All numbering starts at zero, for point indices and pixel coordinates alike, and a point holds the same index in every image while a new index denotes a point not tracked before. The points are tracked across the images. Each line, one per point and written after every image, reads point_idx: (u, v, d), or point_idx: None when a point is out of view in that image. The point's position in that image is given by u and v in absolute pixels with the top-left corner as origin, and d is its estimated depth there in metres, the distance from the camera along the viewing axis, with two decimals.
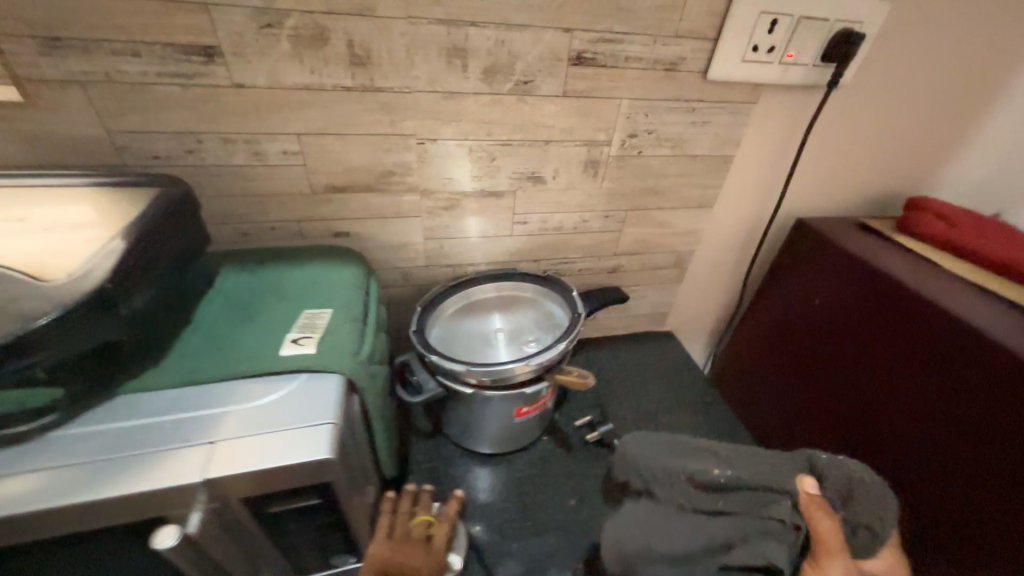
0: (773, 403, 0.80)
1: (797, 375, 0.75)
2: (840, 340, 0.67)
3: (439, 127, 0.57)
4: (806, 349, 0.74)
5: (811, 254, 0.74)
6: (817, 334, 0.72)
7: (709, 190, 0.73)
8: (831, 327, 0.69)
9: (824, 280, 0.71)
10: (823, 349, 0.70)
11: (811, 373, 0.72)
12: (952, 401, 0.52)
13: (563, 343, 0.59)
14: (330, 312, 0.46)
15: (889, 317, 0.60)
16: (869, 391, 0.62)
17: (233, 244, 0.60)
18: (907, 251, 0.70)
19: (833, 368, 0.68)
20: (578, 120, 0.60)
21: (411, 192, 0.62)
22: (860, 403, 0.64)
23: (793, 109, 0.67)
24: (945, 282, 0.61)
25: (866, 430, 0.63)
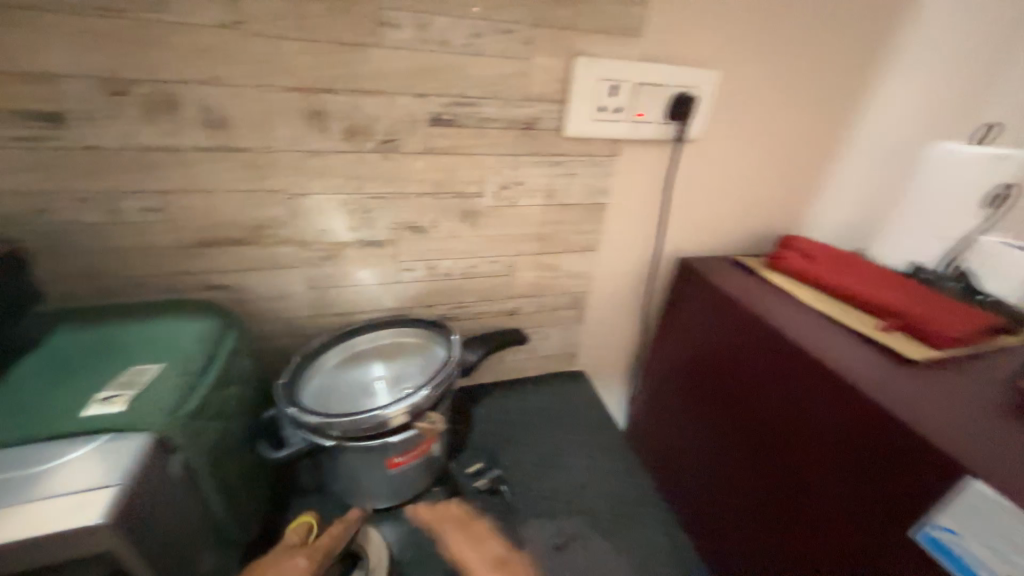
0: (681, 442, 0.82)
1: (698, 415, 0.78)
2: (729, 381, 0.71)
3: (306, 183, 0.60)
4: (703, 389, 0.77)
5: (700, 297, 0.79)
6: (710, 375, 0.75)
7: (590, 234, 0.78)
8: (722, 368, 0.72)
9: (714, 324, 0.75)
10: (716, 389, 0.73)
11: (708, 413, 0.75)
12: (826, 440, 0.54)
13: (427, 388, 0.58)
14: (159, 367, 0.45)
15: (765, 360, 0.64)
16: (755, 431, 0.65)
17: (94, 300, 0.59)
18: (780, 288, 0.75)
19: (726, 408, 0.71)
20: (446, 174, 0.65)
21: (286, 245, 0.63)
22: (747, 442, 0.67)
23: (654, 160, 0.74)
24: (814, 322, 0.66)
25: (754, 469, 0.65)
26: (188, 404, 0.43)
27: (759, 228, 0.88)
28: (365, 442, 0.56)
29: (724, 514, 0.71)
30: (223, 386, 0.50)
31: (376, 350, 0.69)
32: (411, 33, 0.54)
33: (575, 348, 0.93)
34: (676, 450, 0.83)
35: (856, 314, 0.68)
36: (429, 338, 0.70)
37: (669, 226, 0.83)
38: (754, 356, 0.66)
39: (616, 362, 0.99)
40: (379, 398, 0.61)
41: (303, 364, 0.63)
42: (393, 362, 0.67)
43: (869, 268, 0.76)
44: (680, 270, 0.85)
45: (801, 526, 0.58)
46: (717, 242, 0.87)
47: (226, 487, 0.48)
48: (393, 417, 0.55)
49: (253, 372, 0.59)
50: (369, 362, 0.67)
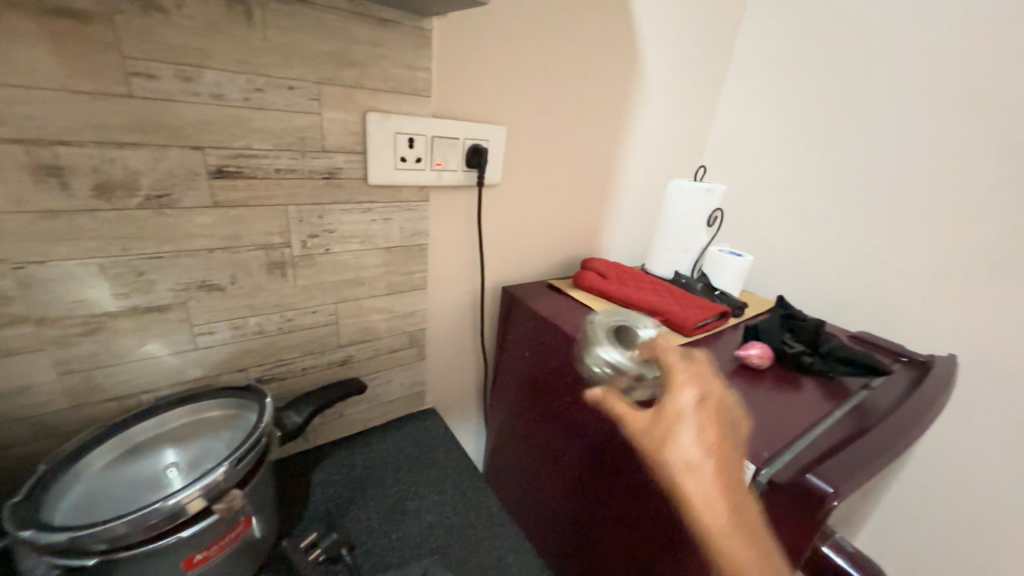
0: (531, 460, 0.87)
1: (540, 430, 0.84)
2: (557, 394, 0.79)
3: (44, 248, 0.50)
4: (540, 406, 0.84)
5: (521, 320, 0.88)
6: (543, 391, 0.82)
7: (415, 274, 0.81)
8: (549, 384, 0.80)
9: (534, 342, 0.84)
10: (548, 404, 0.81)
11: (546, 427, 0.82)
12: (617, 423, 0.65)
13: (226, 463, 0.51)
14: None
15: (577, 371, 0.73)
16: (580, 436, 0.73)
17: None
18: (581, 304, 0.89)
19: (558, 420, 0.79)
20: (241, 226, 0.61)
21: (17, 324, 0.51)
22: (576, 448, 0.74)
23: (464, 203, 0.82)
24: (602, 327, 0.80)
25: (584, 471, 0.73)
26: None
27: (567, 254, 1.04)
28: (144, 546, 0.46)
29: (571, 519, 0.77)
30: None
31: (168, 434, 0.59)
32: (173, 85, 0.51)
33: (421, 386, 0.93)
34: (530, 469, 0.88)
35: (636, 317, 0.84)
36: (238, 408, 0.63)
37: (489, 258, 0.91)
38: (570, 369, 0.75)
39: (465, 392, 1.02)
40: (168, 490, 0.52)
41: (53, 471, 0.50)
42: (191, 443, 0.58)
43: (643, 278, 0.95)
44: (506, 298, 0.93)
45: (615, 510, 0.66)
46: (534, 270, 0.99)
47: None
48: (180, 507, 0.47)
49: None
50: (156, 451, 0.57)
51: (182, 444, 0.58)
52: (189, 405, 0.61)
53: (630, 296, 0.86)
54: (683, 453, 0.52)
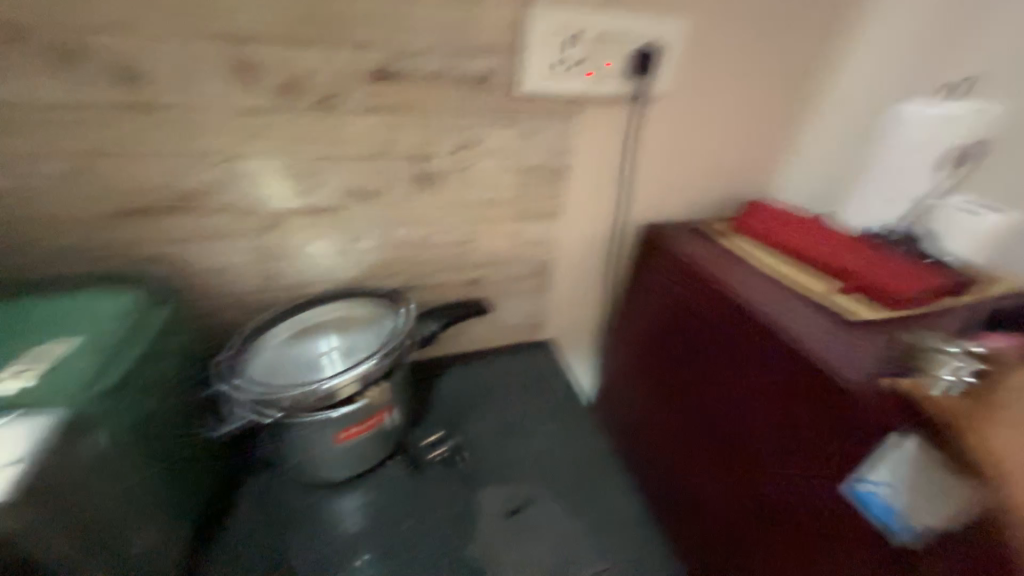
0: (650, 414, 0.81)
1: (665, 386, 0.76)
2: (693, 353, 0.69)
3: (240, 143, 0.55)
4: (668, 362, 0.75)
5: (659, 264, 0.78)
6: (675, 346, 0.73)
7: (553, 200, 0.75)
8: (684, 340, 0.70)
9: (669, 290, 0.74)
10: (680, 361, 0.72)
11: (673, 385, 0.74)
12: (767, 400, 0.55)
13: (370, 360, 0.55)
14: (76, 342, 0.43)
15: (726, 332, 0.62)
16: (718, 405, 0.63)
17: (18, 274, 0.55)
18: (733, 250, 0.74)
19: (690, 381, 0.69)
20: (394, 133, 0.61)
21: (224, 212, 0.59)
22: (711, 415, 0.65)
23: (617, 121, 0.71)
24: (762, 281, 0.65)
25: (719, 442, 0.64)
26: (101, 380, 0.41)
27: (729, 192, 0.86)
28: (308, 414, 0.54)
29: (692, 482, 0.71)
30: (153, 363, 0.48)
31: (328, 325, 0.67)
32: None
33: (544, 318, 0.91)
34: (647, 423, 0.82)
35: (816, 276, 0.67)
36: (383, 311, 0.68)
37: (635, 189, 0.80)
38: (716, 328, 0.64)
39: (586, 331, 0.98)
40: (326, 372, 0.59)
41: (248, 339, 0.61)
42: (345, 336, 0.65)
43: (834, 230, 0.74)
44: (648, 237, 0.82)
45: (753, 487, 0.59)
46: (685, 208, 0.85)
47: (155, 464, 0.47)
48: (334, 390, 0.53)
49: (194, 348, 0.57)
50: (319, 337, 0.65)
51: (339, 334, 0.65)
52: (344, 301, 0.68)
53: (808, 251, 0.69)
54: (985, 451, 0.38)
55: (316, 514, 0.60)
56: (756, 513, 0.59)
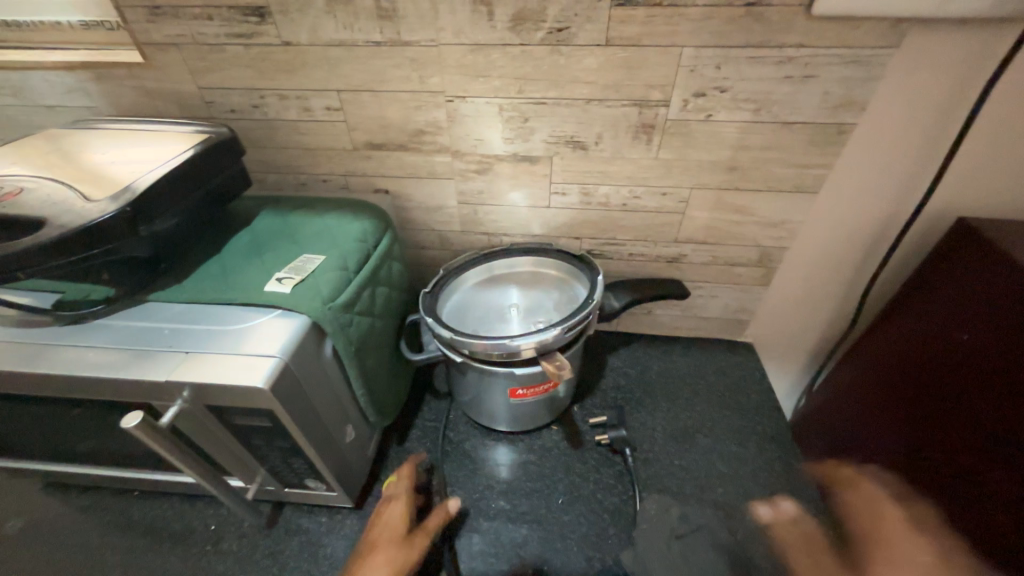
0: (867, 451, 0.62)
1: (909, 427, 0.56)
2: (986, 399, 0.47)
3: (467, 83, 0.54)
4: (929, 398, 0.54)
5: (966, 267, 0.53)
6: (951, 382, 0.51)
7: (810, 170, 0.56)
8: (977, 378, 0.48)
9: (974, 302, 0.51)
10: (952, 403, 0.50)
11: (927, 430, 0.53)
12: None
13: (558, 328, 0.52)
14: (322, 258, 0.49)
15: None
16: (1005, 481, 0.43)
17: (293, 192, 0.68)
18: None
19: (962, 433, 0.48)
20: (624, 74, 0.51)
21: (442, 153, 0.61)
22: (988, 483, 0.44)
23: (960, 57, 0.47)
24: None
25: (985, 522, 0.44)
26: (338, 296, 0.46)
27: None
28: (492, 367, 0.54)
29: None
30: (373, 287, 0.52)
31: (514, 277, 0.66)
32: None
33: (748, 316, 0.75)
34: (855, 460, 0.63)
35: None
36: (571, 274, 0.63)
37: (954, 165, 0.54)
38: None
39: (800, 342, 0.77)
40: (511, 327, 0.58)
41: (446, 277, 0.63)
42: (529, 292, 0.63)
43: None
44: (955, 235, 0.56)
45: None
46: None
47: (368, 377, 0.52)
48: (519, 350, 0.51)
49: (406, 279, 0.62)
50: (505, 288, 0.64)
51: (523, 289, 0.64)
52: (532, 256, 0.66)
53: None
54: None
55: (478, 454, 0.63)
56: None
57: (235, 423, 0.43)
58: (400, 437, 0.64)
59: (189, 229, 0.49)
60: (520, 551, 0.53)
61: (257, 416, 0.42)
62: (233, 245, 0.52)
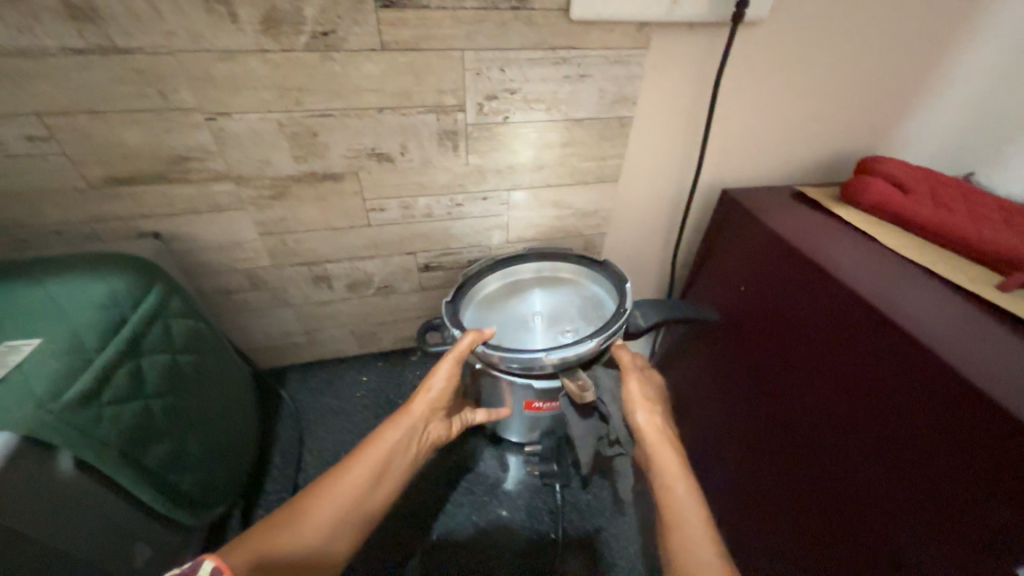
0: (737, 454, 0.62)
1: (764, 430, 0.56)
2: (816, 395, 0.48)
3: (227, 98, 0.46)
4: (771, 398, 0.55)
5: (725, 230, 0.66)
6: (785, 379, 0.52)
7: (607, 161, 0.61)
8: (803, 376, 0.49)
9: (735, 256, 0.63)
10: (791, 402, 0.51)
11: (778, 433, 0.53)
12: (825, 367, 0.47)
13: (595, 340, 0.50)
14: (36, 344, 0.36)
15: (791, 293, 0.52)
16: (792, 402, 0.51)
17: (10, 252, 0.50)
18: (828, 215, 0.59)
19: (807, 434, 0.49)
20: (411, 80, 0.49)
21: (220, 181, 0.51)
22: (758, 385, 0.57)
23: (696, 54, 0.55)
24: (857, 244, 0.52)
25: (760, 415, 0.57)
26: (66, 391, 0.34)
27: (837, 148, 0.68)
28: (513, 378, 0.52)
29: (728, 458, 0.64)
30: (137, 363, 0.41)
31: (539, 280, 0.63)
32: None
33: None
34: (731, 465, 0.63)
35: (950, 261, 0.49)
36: (591, 278, 0.62)
37: (713, 147, 0.64)
38: (805, 310, 0.50)
39: None
40: (538, 336, 0.55)
41: (466, 282, 0.60)
42: (552, 296, 0.61)
43: (977, 200, 0.54)
44: (723, 206, 0.66)
45: (789, 459, 0.51)
46: (773, 168, 0.68)
47: (157, 476, 0.41)
48: (545, 363, 0.49)
49: (211, 336, 0.51)
50: (531, 291, 0.62)
51: (549, 292, 0.62)
52: (551, 259, 0.63)
53: (942, 225, 0.50)
54: (684, 518, 0.40)
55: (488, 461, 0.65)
56: (790, 487, 0.51)
57: None
58: (240, 519, 0.57)
59: None
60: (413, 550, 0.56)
61: None
62: None
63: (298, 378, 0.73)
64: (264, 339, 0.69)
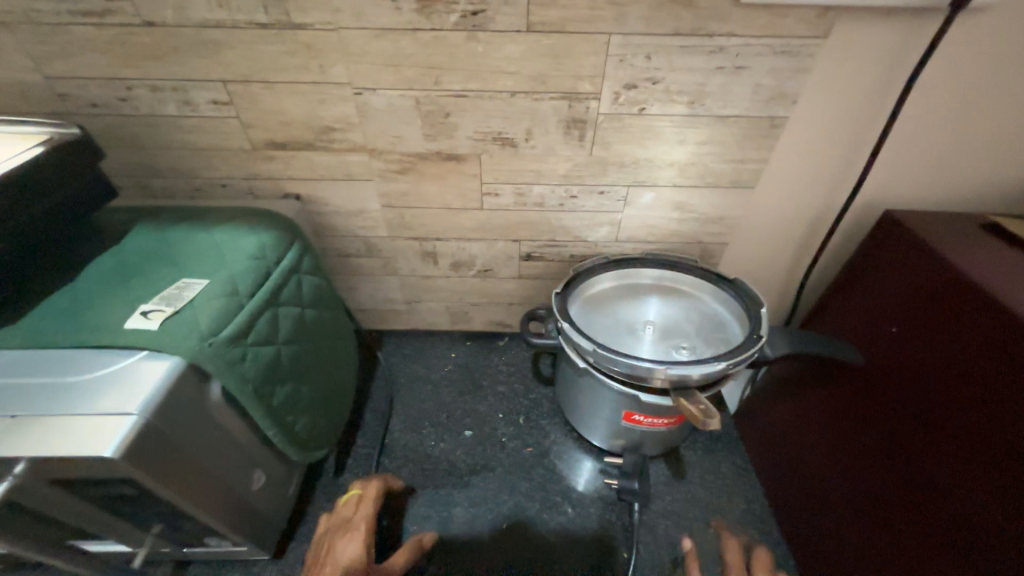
0: (817, 486, 0.55)
1: (871, 482, 0.48)
2: (962, 457, 0.39)
3: (375, 74, 0.48)
4: (888, 448, 0.46)
5: (869, 252, 0.57)
6: (913, 432, 0.44)
7: (746, 165, 0.54)
8: (943, 432, 0.41)
9: (872, 277, 0.55)
10: (920, 461, 0.43)
11: (895, 492, 0.45)
12: (966, 402, 0.40)
13: (725, 362, 0.46)
14: (204, 284, 0.41)
15: (932, 318, 0.45)
16: (907, 436, 0.44)
17: (187, 198, 0.59)
18: (1007, 241, 0.49)
19: (939, 500, 0.40)
20: (550, 63, 0.47)
21: (357, 152, 0.55)
22: (861, 413, 0.50)
23: (888, 46, 0.46)
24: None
25: (859, 445, 0.50)
26: (223, 328, 0.39)
27: None
28: (619, 386, 0.50)
29: (801, 485, 0.58)
30: (275, 311, 0.45)
31: (655, 289, 0.61)
32: None
33: None
34: (803, 493, 0.57)
35: None
36: (716, 298, 0.58)
37: (883, 159, 0.54)
38: (947, 336, 0.43)
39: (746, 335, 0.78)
40: (650, 348, 0.53)
41: (578, 278, 0.59)
42: (668, 308, 0.59)
43: None
44: (880, 227, 0.56)
45: (894, 498, 0.45)
46: (959, 190, 0.56)
47: (281, 412, 0.45)
48: (661, 376, 0.47)
49: (331, 292, 0.55)
50: (646, 300, 0.59)
51: (664, 305, 0.59)
52: (671, 270, 0.60)
53: None
54: None
55: (562, 460, 0.63)
56: (888, 528, 0.45)
57: (91, 493, 0.36)
58: (333, 464, 0.62)
59: (29, 255, 0.40)
60: (475, 522, 0.57)
61: (118, 484, 0.35)
62: (94, 268, 0.43)
63: (393, 344, 0.77)
64: (370, 303, 0.74)
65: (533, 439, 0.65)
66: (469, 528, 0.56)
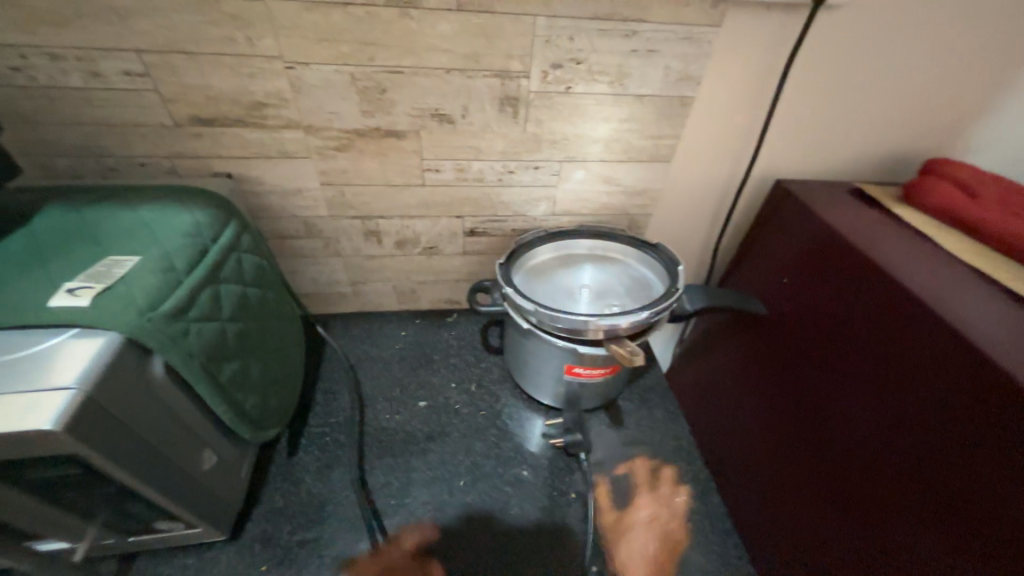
0: (739, 424, 0.64)
1: (780, 412, 0.57)
2: (854, 392, 0.46)
3: (307, 48, 0.48)
4: (791, 381, 0.55)
5: (768, 218, 0.66)
6: (813, 367, 0.52)
7: (663, 140, 0.61)
8: (843, 380, 0.48)
9: (772, 240, 0.65)
10: (828, 407, 0.49)
11: (802, 421, 0.53)
12: (843, 334, 0.49)
13: (648, 312, 0.53)
14: (136, 260, 0.40)
15: (819, 270, 0.54)
16: (805, 370, 0.53)
17: (101, 178, 0.55)
18: (873, 205, 0.59)
19: (835, 422, 0.48)
20: (481, 42, 0.50)
21: (291, 129, 0.54)
22: (771, 357, 0.59)
23: (771, 35, 0.53)
24: (887, 229, 0.54)
25: (770, 384, 0.59)
26: (164, 303, 0.38)
27: (902, 148, 0.65)
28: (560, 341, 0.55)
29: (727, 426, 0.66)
30: (217, 287, 0.45)
31: (589, 257, 0.66)
32: None
33: None
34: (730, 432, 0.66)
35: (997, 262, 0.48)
36: (641, 261, 0.64)
37: (772, 134, 0.63)
38: (830, 284, 0.52)
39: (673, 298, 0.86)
40: (586, 307, 0.59)
41: (519, 250, 0.63)
42: (601, 272, 0.64)
43: None
44: (775, 195, 0.65)
45: (797, 422, 0.54)
46: (831, 161, 0.66)
47: (230, 390, 0.45)
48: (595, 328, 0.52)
49: (275, 274, 0.55)
50: (581, 266, 0.65)
51: (597, 270, 0.65)
52: (602, 239, 0.66)
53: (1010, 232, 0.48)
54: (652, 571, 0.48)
55: (514, 420, 0.67)
56: (794, 448, 0.54)
57: (26, 477, 0.34)
58: (285, 447, 0.61)
59: None
60: (433, 485, 0.59)
61: (57, 464, 0.34)
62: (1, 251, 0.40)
63: (340, 327, 0.77)
64: (313, 286, 0.73)
65: (486, 406, 0.69)
66: (428, 491, 0.58)
